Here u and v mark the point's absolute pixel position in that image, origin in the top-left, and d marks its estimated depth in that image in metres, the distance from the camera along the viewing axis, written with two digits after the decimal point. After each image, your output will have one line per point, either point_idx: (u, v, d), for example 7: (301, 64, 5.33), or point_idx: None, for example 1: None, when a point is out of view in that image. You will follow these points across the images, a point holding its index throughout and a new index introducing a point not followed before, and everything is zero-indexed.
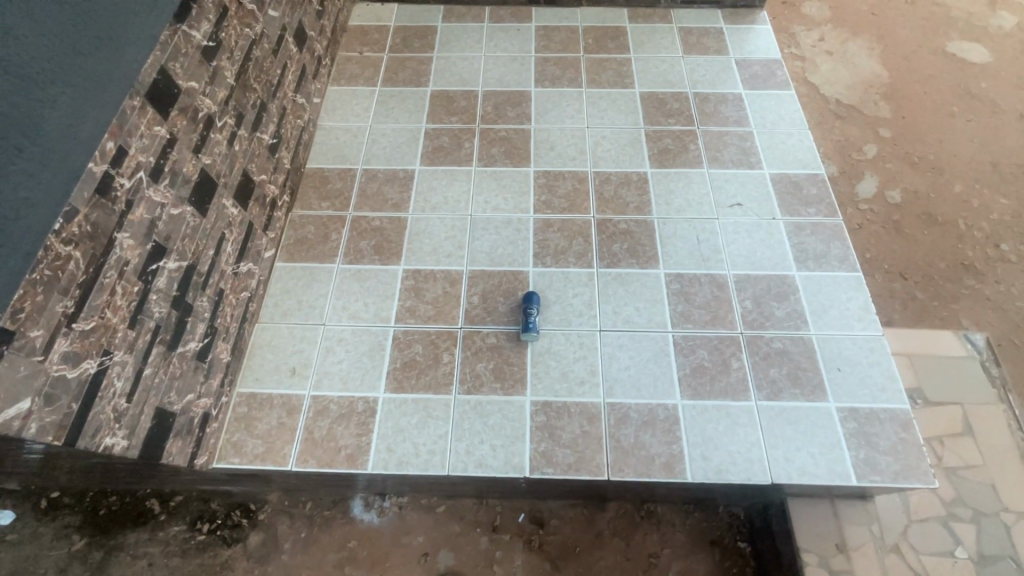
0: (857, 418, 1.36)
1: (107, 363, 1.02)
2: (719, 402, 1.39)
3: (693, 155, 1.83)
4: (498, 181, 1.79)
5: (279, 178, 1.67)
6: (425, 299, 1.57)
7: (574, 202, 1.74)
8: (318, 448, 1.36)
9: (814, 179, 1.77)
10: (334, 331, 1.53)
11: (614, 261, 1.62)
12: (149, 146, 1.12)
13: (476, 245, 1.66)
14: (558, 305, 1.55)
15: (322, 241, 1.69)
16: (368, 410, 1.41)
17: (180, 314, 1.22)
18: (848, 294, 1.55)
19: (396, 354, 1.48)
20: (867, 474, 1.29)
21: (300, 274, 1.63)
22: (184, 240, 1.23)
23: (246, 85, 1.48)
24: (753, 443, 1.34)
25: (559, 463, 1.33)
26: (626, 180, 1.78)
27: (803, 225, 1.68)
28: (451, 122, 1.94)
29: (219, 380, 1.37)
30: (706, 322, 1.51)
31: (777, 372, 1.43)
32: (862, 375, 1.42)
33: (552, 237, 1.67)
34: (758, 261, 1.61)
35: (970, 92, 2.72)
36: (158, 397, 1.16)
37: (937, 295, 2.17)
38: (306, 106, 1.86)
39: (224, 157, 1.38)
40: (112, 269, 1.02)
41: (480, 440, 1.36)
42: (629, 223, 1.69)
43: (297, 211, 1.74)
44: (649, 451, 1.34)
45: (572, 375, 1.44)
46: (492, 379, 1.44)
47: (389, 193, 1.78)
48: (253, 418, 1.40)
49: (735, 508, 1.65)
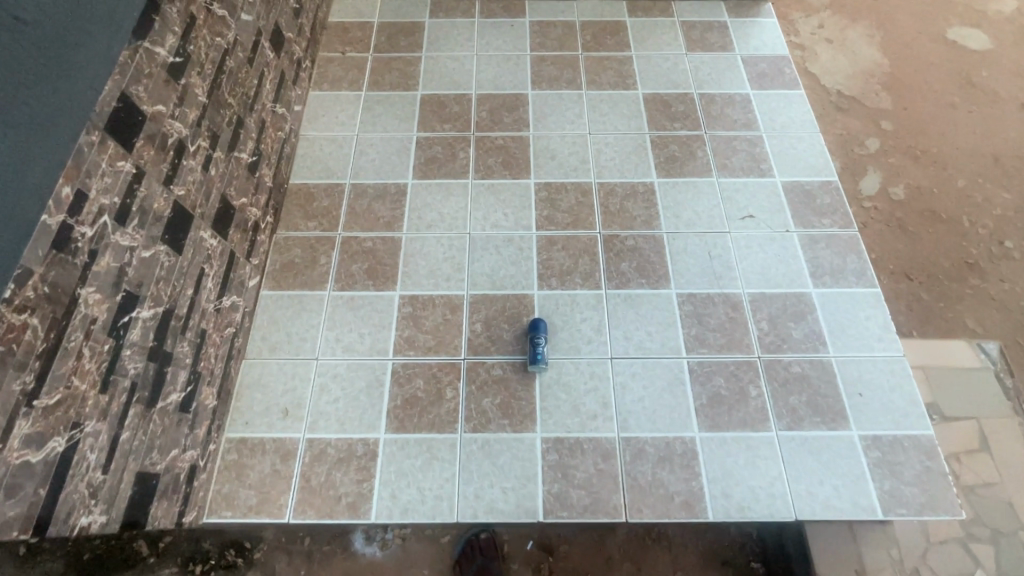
0: (880, 446, 1.32)
1: (77, 436, 0.91)
2: (739, 434, 1.33)
3: (701, 162, 1.74)
4: (497, 195, 1.68)
5: (260, 200, 1.54)
6: (425, 329, 1.47)
7: (578, 217, 1.64)
8: (316, 497, 1.28)
9: (827, 187, 1.70)
10: (328, 366, 1.43)
11: (623, 280, 1.54)
12: (113, 186, 0.99)
13: (476, 267, 1.56)
14: (566, 332, 1.46)
15: (310, 266, 1.57)
16: (369, 453, 1.32)
17: (158, 366, 1.11)
18: (867, 312, 1.49)
19: (396, 391, 1.39)
20: (893, 508, 1.25)
21: (288, 303, 1.51)
22: (159, 283, 1.11)
23: (219, 101, 1.34)
24: (774, 478, 1.28)
25: (574, 505, 1.26)
26: (632, 192, 1.69)
27: (817, 238, 1.60)
28: (443, 129, 1.82)
29: (205, 429, 1.27)
30: (721, 346, 1.44)
31: (796, 399, 1.37)
32: (885, 400, 1.37)
33: (556, 256, 1.57)
34: (773, 278, 1.54)
35: (971, 81, 2.65)
36: (139, 460, 1.06)
37: (942, 296, 2.14)
38: (286, 116, 1.73)
39: (199, 184, 1.26)
40: (77, 330, 0.91)
41: (489, 483, 1.29)
42: (637, 239, 1.60)
43: (282, 233, 1.62)
44: (667, 489, 1.28)
45: (583, 410, 1.36)
46: (499, 415, 1.36)
47: (380, 210, 1.66)
48: (244, 466, 1.30)
49: (747, 528, 1.58)
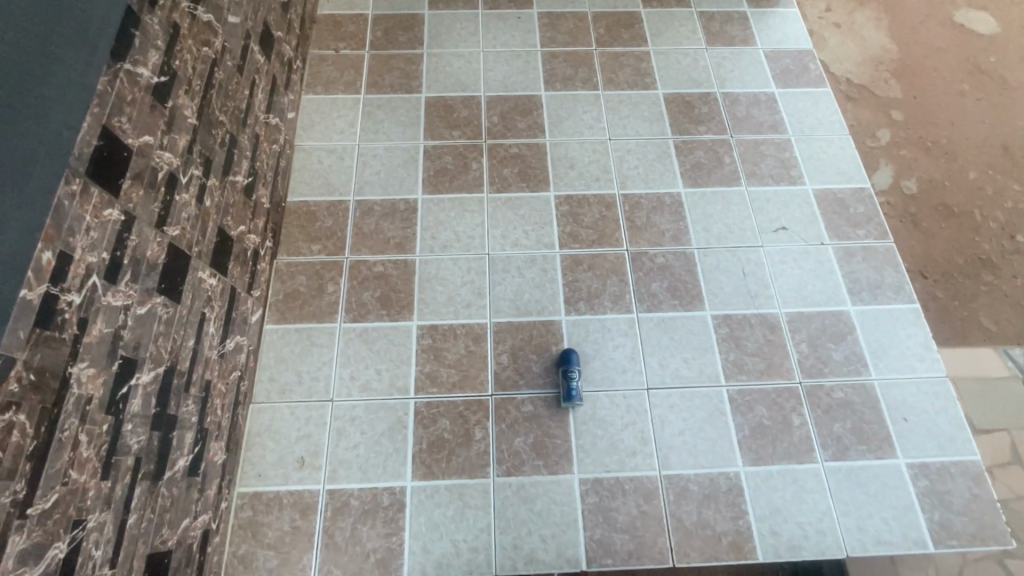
0: (927, 474, 1.27)
1: (79, 535, 0.79)
2: (784, 466, 1.27)
3: (729, 170, 1.64)
4: (515, 210, 1.57)
5: (258, 225, 1.40)
6: (447, 362, 1.37)
7: (603, 233, 1.54)
8: (342, 555, 1.18)
9: (860, 194, 1.62)
10: (344, 409, 1.32)
11: (654, 302, 1.45)
12: (100, 241, 0.85)
13: (498, 291, 1.46)
14: (599, 361, 1.38)
15: (317, 295, 1.44)
16: (396, 504, 1.23)
17: (162, 434, 0.99)
18: (907, 330, 1.43)
19: (421, 433, 1.29)
20: (943, 539, 1.22)
21: (296, 338, 1.39)
22: (158, 341, 0.99)
23: (210, 121, 1.19)
24: (823, 512, 1.24)
25: (618, 551, 1.20)
26: (659, 205, 1.59)
27: (853, 250, 1.53)
28: (453, 136, 1.68)
29: (215, 488, 1.16)
30: (761, 372, 1.37)
31: (841, 427, 1.32)
32: (929, 425, 1.33)
33: (583, 277, 1.48)
34: (810, 296, 1.47)
35: (980, 67, 2.33)
36: (149, 542, 0.95)
37: (955, 293, 1.85)
38: (280, 126, 1.57)
39: (195, 219, 1.12)
40: (72, 416, 0.78)
41: (527, 531, 1.21)
42: (667, 256, 1.51)
43: (283, 258, 1.49)
44: (714, 530, 1.22)
45: (622, 447, 1.29)
46: (534, 456, 1.28)
47: (389, 230, 1.53)
48: (261, 524, 1.20)
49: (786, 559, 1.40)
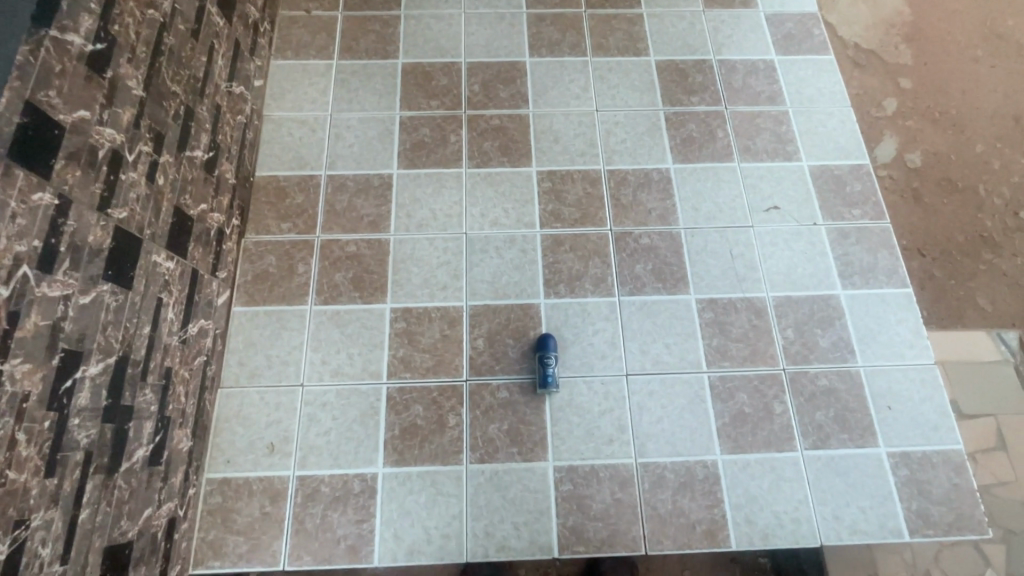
0: (908, 463, 1.25)
1: (22, 535, 0.77)
2: (763, 455, 1.25)
3: (721, 144, 1.56)
4: (495, 187, 1.49)
5: (222, 203, 1.34)
6: (421, 347, 1.33)
7: (586, 211, 1.47)
8: (313, 542, 1.17)
9: (858, 171, 1.54)
10: (315, 394, 1.29)
11: (637, 286, 1.40)
12: (29, 228, 0.80)
13: (474, 273, 1.40)
14: (577, 346, 1.34)
15: (287, 277, 1.39)
16: (367, 490, 1.21)
17: (116, 426, 0.96)
18: (897, 315, 1.39)
19: (393, 420, 1.27)
20: (919, 529, 1.20)
21: (266, 320, 1.35)
22: (107, 331, 0.94)
23: (161, 91, 1.11)
24: (799, 501, 1.22)
25: (591, 540, 1.19)
26: (646, 181, 1.51)
27: (846, 231, 1.47)
28: (431, 107, 1.58)
29: (180, 476, 1.14)
30: (745, 358, 1.33)
31: (823, 415, 1.29)
32: (914, 413, 1.29)
33: (564, 259, 1.42)
34: (800, 279, 1.41)
35: (997, 31, 2.19)
36: (106, 535, 0.93)
37: (952, 271, 1.79)
38: (245, 95, 1.48)
39: (146, 200, 1.05)
40: (6, 415, 0.75)
41: (499, 518, 1.20)
42: (652, 236, 1.45)
43: (251, 237, 1.43)
44: (688, 518, 1.20)
45: (598, 434, 1.26)
46: (508, 443, 1.25)
47: (362, 207, 1.47)
48: (230, 510, 1.19)
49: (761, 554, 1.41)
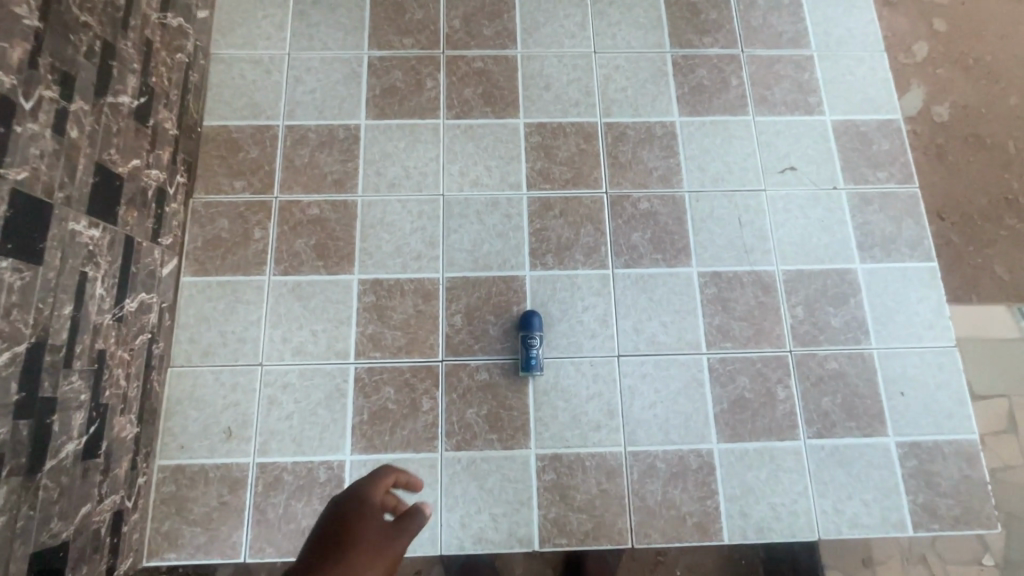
0: (918, 454, 1.16)
1: None
2: (762, 444, 1.16)
3: (734, 95, 1.37)
4: (476, 141, 1.32)
5: (161, 158, 1.17)
6: (392, 324, 1.20)
7: (579, 171, 1.30)
8: (276, 533, 1.10)
9: (887, 127, 1.37)
10: (275, 375, 1.17)
11: (633, 256, 1.25)
12: None
13: (452, 241, 1.25)
14: (565, 324, 1.21)
15: (242, 243, 1.24)
16: (334, 479, 1.12)
17: (35, 421, 0.85)
18: (918, 293, 1.26)
19: (361, 403, 1.16)
20: (923, 523, 1.13)
21: (219, 292, 1.21)
22: (10, 315, 0.81)
23: (65, 22, 0.92)
24: (798, 494, 1.14)
25: (574, 532, 1.11)
26: (648, 137, 1.33)
27: (869, 197, 1.31)
28: (403, 46, 1.37)
29: (126, 465, 1.04)
30: (748, 339, 1.21)
31: (830, 402, 1.18)
32: (927, 400, 1.19)
33: (553, 226, 1.27)
34: (814, 251, 1.27)
35: None
36: (33, 540, 0.84)
37: (971, 239, 1.63)
38: (185, 29, 1.27)
39: (55, 157, 0.89)
40: None
41: (476, 510, 1.11)
42: (652, 201, 1.29)
43: (200, 197, 1.26)
44: (679, 510, 1.12)
45: (584, 420, 1.16)
46: (486, 430, 1.15)
47: (326, 163, 1.29)
48: (186, 499, 1.10)
49: None
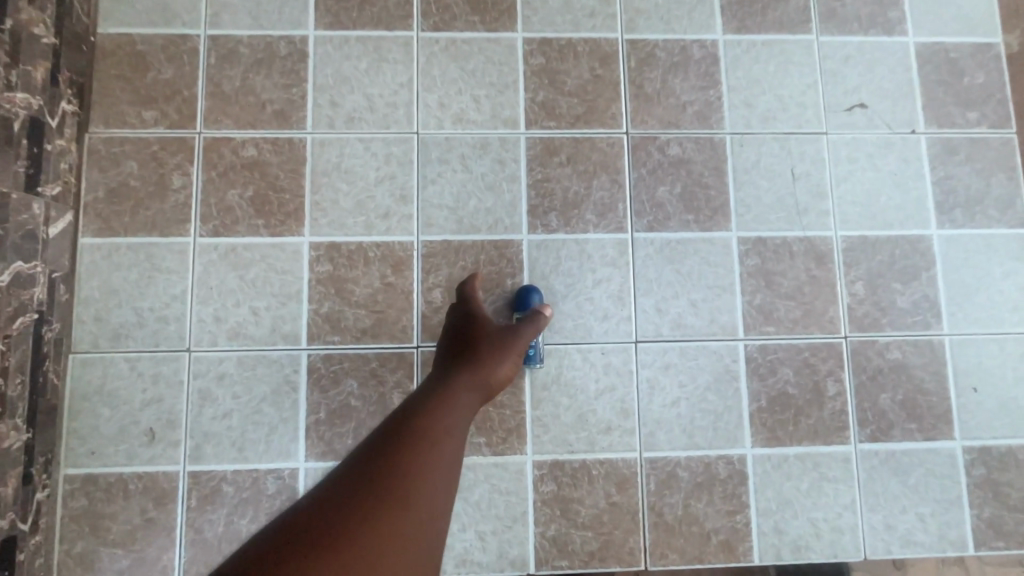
0: (987, 461, 0.97)
1: None
2: (804, 449, 0.96)
3: (796, 6, 1.06)
4: (460, 62, 1.01)
5: (29, 78, 0.86)
6: (354, 300, 0.95)
7: (592, 104, 1.01)
8: (215, 555, 0.90)
9: (985, 53, 1.07)
10: (208, 363, 0.93)
11: (659, 217, 0.99)
12: None
13: (429, 194, 0.98)
14: (571, 303, 0.97)
15: (157, 194, 0.96)
16: (285, 491, 0.92)
17: None
18: (1004, 267, 1.02)
19: (317, 399, 0.93)
20: (987, 541, 0.96)
21: (130, 258, 0.94)
22: None
23: None
24: (844, 507, 0.95)
25: (576, 553, 0.93)
26: (682, 60, 1.03)
27: (955, 144, 1.05)
28: None
29: (13, 480, 0.83)
30: (795, 322, 0.99)
31: (888, 400, 0.98)
32: (1004, 398, 0.99)
33: (558, 176, 0.99)
34: (882, 213, 1.02)
35: None
36: None
37: None
38: None
39: None
40: None
41: (460, 527, 0.92)
42: (685, 144, 1.01)
43: (97, 131, 0.96)
44: (702, 526, 0.94)
45: (592, 421, 0.95)
46: (472, 432, 0.94)
47: (263, 88, 0.99)
48: (102, 516, 0.89)
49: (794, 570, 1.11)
